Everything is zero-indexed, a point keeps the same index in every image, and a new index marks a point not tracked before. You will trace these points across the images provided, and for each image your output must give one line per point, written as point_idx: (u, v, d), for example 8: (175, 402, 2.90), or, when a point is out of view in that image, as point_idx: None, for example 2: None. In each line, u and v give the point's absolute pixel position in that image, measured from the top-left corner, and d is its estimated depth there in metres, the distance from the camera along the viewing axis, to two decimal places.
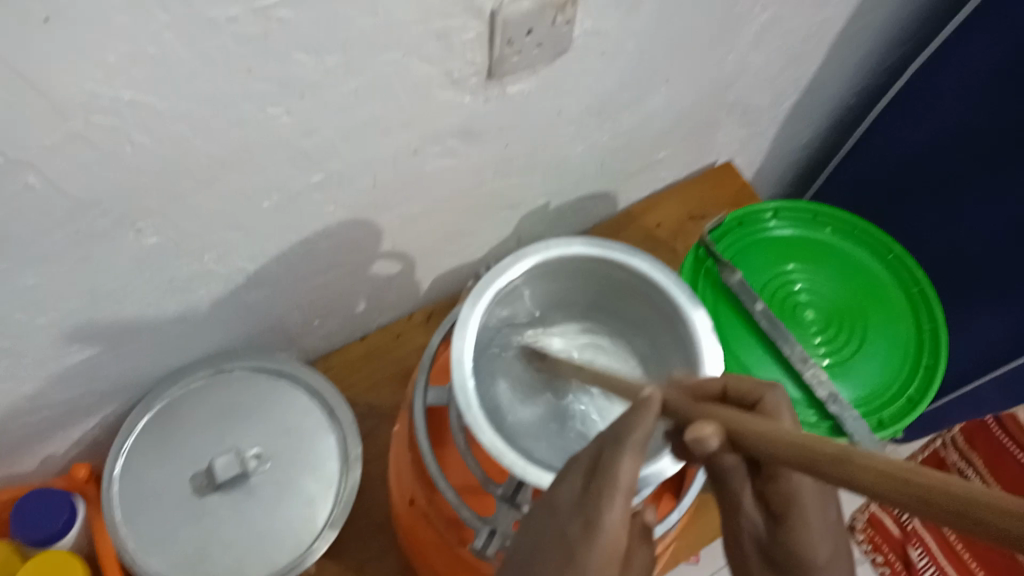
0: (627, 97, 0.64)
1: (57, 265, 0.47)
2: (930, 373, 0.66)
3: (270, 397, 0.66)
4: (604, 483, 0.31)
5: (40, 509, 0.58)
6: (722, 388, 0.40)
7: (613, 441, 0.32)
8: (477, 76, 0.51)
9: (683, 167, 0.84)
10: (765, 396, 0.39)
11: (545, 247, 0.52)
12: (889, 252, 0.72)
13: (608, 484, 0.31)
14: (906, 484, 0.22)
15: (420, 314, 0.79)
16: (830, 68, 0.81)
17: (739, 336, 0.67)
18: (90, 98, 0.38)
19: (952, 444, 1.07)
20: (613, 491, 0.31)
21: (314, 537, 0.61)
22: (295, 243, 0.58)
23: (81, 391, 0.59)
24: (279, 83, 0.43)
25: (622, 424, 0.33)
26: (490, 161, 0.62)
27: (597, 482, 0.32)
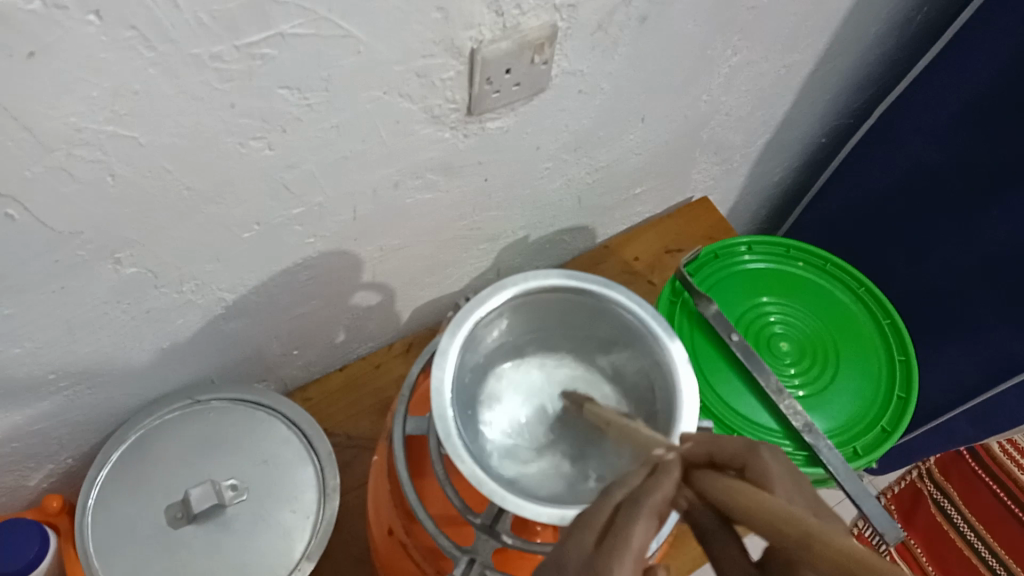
0: (604, 134, 0.66)
1: (34, 296, 0.47)
2: (902, 404, 0.67)
3: (248, 427, 0.66)
4: (616, 543, 0.30)
5: (10, 542, 0.57)
6: (708, 453, 0.35)
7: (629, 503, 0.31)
8: (457, 113, 0.52)
9: (660, 201, 0.85)
10: (751, 459, 0.33)
11: (524, 278, 0.53)
12: (860, 286, 0.74)
13: (620, 545, 0.30)
14: None
15: (399, 345, 0.79)
16: (803, 107, 0.83)
17: (715, 367, 0.67)
18: (72, 131, 0.39)
19: (928, 475, 1.09)
20: (625, 550, 0.29)
21: (291, 569, 0.60)
22: (275, 274, 0.58)
23: (54, 422, 0.58)
24: (262, 118, 0.44)
25: (640, 491, 0.32)
26: (470, 194, 0.62)
27: (607, 544, 0.30)
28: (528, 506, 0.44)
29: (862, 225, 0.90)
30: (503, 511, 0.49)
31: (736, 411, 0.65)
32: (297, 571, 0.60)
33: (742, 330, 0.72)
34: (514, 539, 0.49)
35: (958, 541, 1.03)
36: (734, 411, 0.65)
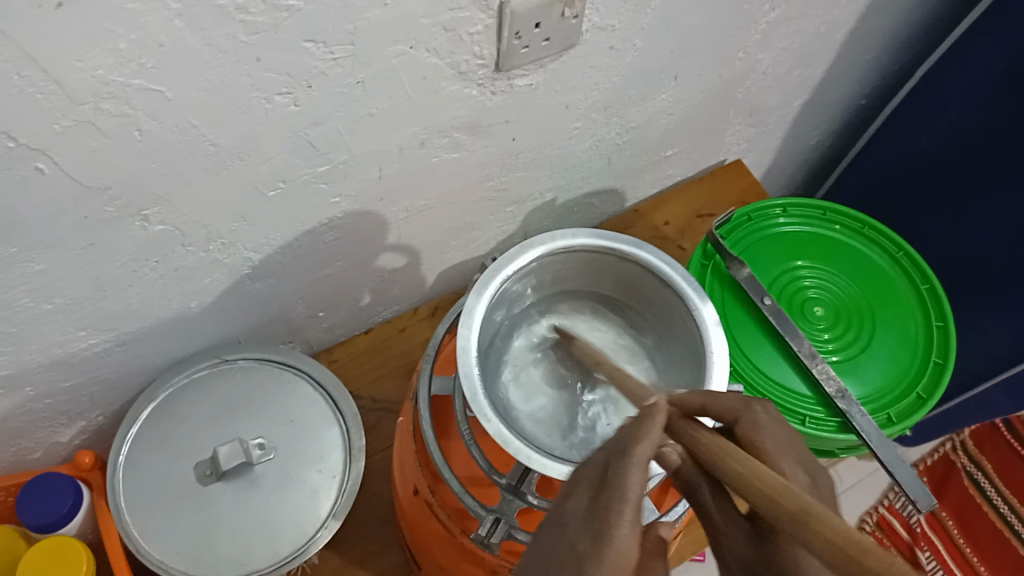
0: (635, 93, 0.64)
1: (63, 251, 0.47)
2: (939, 371, 0.66)
3: (274, 387, 0.66)
4: (613, 496, 0.28)
5: (45, 495, 0.58)
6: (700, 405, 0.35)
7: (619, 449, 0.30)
8: (484, 69, 0.51)
9: (691, 164, 0.83)
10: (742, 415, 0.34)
11: (551, 238, 0.52)
12: (899, 251, 0.72)
13: (619, 496, 0.28)
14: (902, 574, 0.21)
15: (425, 308, 0.79)
16: (842, 68, 0.80)
17: (746, 330, 0.66)
18: (100, 84, 0.38)
19: (962, 448, 1.07)
20: (623, 503, 0.28)
21: (318, 527, 0.61)
22: (301, 234, 0.58)
23: (86, 379, 0.59)
24: (287, 73, 0.43)
25: (627, 433, 0.31)
26: (497, 154, 0.61)
27: (605, 492, 0.29)
28: (553, 465, 0.44)
29: (897, 191, 0.87)
30: (529, 472, 0.48)
31: (769, 377, 0.64)
32: (323, 529, 0.61)
33: (776, 293, 0.70)
34: (539, 500, 0.47)
35: (991, 515, 1.02)
36: (767, 376, 0.64)
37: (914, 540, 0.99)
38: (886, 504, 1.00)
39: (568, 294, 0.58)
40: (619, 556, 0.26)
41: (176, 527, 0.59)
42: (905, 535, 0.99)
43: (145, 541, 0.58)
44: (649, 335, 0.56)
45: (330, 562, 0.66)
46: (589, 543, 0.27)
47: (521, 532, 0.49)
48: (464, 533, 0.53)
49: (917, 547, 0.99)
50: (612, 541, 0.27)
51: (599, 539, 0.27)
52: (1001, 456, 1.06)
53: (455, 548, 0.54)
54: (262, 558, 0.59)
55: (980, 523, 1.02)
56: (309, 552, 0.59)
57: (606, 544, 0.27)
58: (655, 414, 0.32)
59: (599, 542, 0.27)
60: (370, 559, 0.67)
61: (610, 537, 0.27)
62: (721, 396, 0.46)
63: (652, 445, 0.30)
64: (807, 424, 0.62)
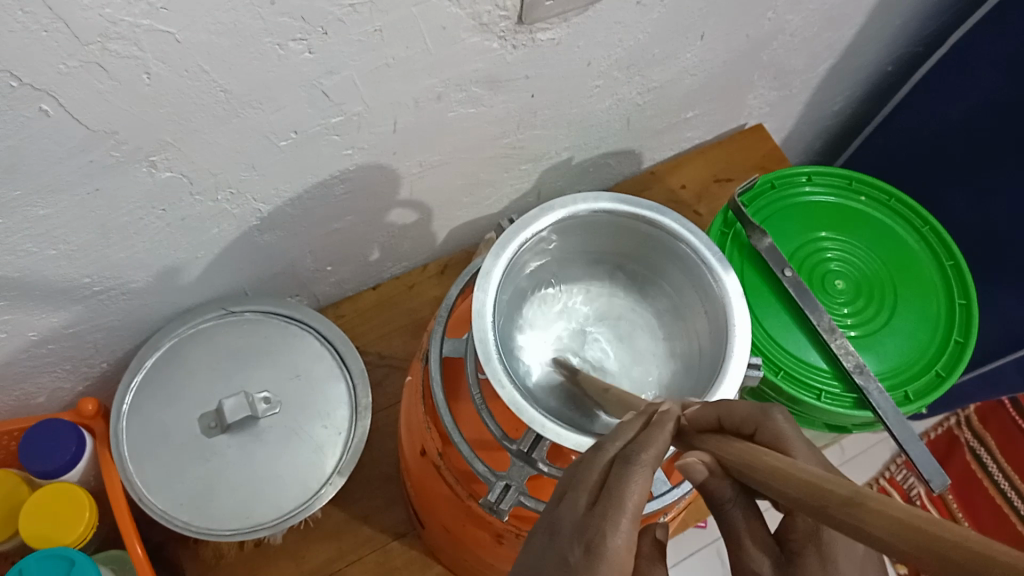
0: (659, 52, 0.62)
1: (68, 196, 0.45)
2: (960, 350, 0.65)
3: (281, 341, 0.65)
4: (611, 502, 0.31)
5: (48, 441, 0.57)
6: (716, 418, 0.37)
7: (622, 459, 0.33)
8: (507, 21, 0.49)
9: (711, 127, 0.81)
10: (763, 425, 0.36)
11: (572, 201, 0.50)
12: (925, 225, 0.70)
13: (615, 506, 0.30)
14: (918, 535, 0.22)
15: (434, 266, 0.77)
16: (872, 33, 0.77)
17: (763, 301, 0.65)
18: (107, 23, 0.36)
19: (967, 423, 1.06)
20: (620, 511, 0.30)
21: (323, 483, 0.61)
22: (312, 185, 0.56)
23: (90, 327, 0.58)
24: (303, 18, 0.41)
25: (632, 446, 0.34)
26: (515, 111, 0.59)
27: (601, 502, 0.31)
28: (566, 434, 0.43)
29: (919, 164, 0.85)
30: (541, 440, 0.47)
31: (786, 350, 0.63)
32: (328, 486, 0.61)
33: (796, 264, 0.69)
34: (551, 467, 0.47)
35: (989, 489, 1.03)
36: (783, 349, 0.63)
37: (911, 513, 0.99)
38: (886, 477, 0.99)
39: (587, 260, 0.56)
40: (610, 566, 0.29)
41: (181, 478, 0.59)
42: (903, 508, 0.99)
43: (147, 490, 0.58)
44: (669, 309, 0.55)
45: (333, 518, 0.66)
46: (581, 552, 0.30)
47: (530, 499, 0.48)
48: (472, 497, 0.52)
49: None
50: (605, 549, 0.29)
51: (590, 548, 0.29)
52: (1006, 430, 1.05)
53: (460, 511, 0.54)
54: (267, 512, 0.59)
55: (980, 497, 1.03)
56: (314, 508, 0.60)
57: (599, 554, 0.29)
58: (660, 429, 0.34)
59: (592, 553, 0.29)
60: (373, 515, 0.67)
61: (602, 547, 0.29)
62: (741, 369, 0.45)
63: (655, 454, 0.33)
64: (822, 399, 0.61)
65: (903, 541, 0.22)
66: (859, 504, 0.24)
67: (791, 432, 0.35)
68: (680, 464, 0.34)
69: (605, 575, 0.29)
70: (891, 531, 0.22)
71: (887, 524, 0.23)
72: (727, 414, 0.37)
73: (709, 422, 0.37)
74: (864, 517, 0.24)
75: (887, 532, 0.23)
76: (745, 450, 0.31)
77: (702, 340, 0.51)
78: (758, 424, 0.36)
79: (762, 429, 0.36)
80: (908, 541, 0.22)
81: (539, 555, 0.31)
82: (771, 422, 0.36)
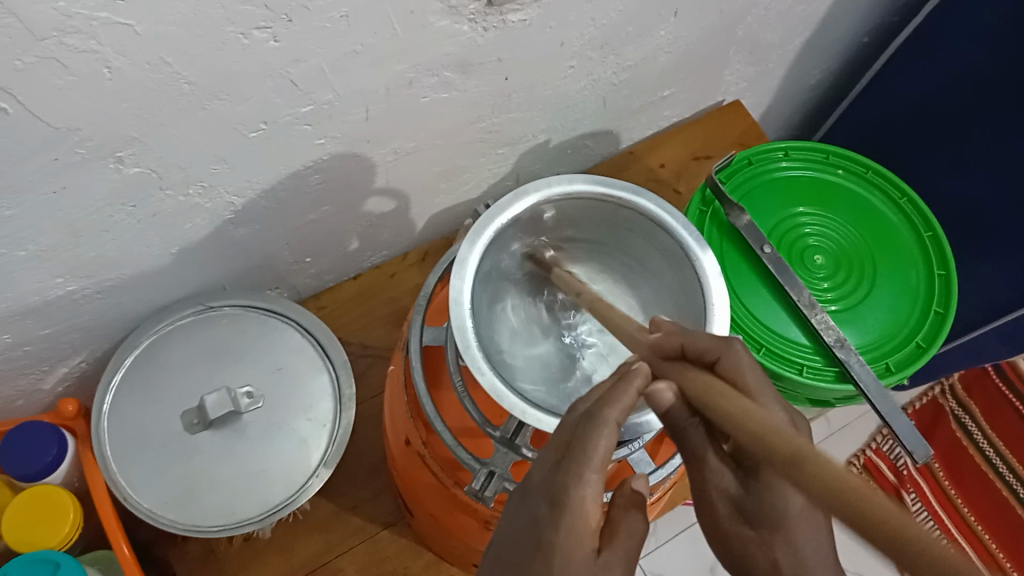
0: (632, 31, 0.61)
1: (34, 195, 0.45)
2: (940, 320, 0.65)
3: (261, 335, 0.64)
4: (576, 458, 0.34)
5: (28, 443, 0.57)
6: (679, 346, 0.41)
7: (587, 415, 0.35)
8: (476, 3, 0.48)
9: (688, 105, 0.81)
10: (725, 354, 0.41)
11: (547, 184, 0.50)
12: (902, 197, 0.70)
13: (578, 461, 0.33)
14: (842, 498, 0.24)
15: (415, 254, 0.76)
16: (846, 6, 0.77)
17: (743, 277, 0.65)
18: (62, 17, 0.35)
19: (951, 392, 1.07)
20: (583, 466, 0.33)
21: (309, 476, 0.60)
22: (285, 176, 0.55)
23: (66, 327, 0.57)
24: (265, 6, 0.40)
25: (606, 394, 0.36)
26: (489, 94, 0.59)
27: (566, 458, 0.34)
28: (548, 420, 0.43)
29: (897, 135, 0.85)
30: (523, 425, 0.47)
31: (767, 326, 0.63)
32: (314, 478, 0.60)
33: (775, 240, 0.69)
34: (534, 453, 0.47)
35: (976, 457, 1.04)
36: (764, 326, 0.63)
37: (899, 483, 1.00)
38: (873, 448, 1.00)
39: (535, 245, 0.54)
40: (576, 518, 0.33)
41: (165, 476, 0.59)
42: (891, 478, 1.00)
43: (133, 491, 0.58)
44: (643, 287, 0.55)
45: (321, 509, 0.66)
46: (548, 510, 0.33)
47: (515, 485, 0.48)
48: (457, 485, 0.52)
49: (902, 490, 1.00)
50: (567, 503, 0.33)
51: (556, 505, 0.33)
52: (992, 398, 1.07)
53: (446, 499, 0.54)
54: (253, 506, 0.59)
55: (967, 464, 1.04)
56: (301, 500, 0.59)
57: (563, 509, 0.33)
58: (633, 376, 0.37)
59: (557, 507, 0.33)
60: (361, 506, 0.67)
61: (566, 500, 0.33)
62: None
63: (619, 410, 0.35)
64: (804, 373, 0.62)
65: (830, 500, 0.25)
66: (800, 461, 0.27)
67: (746, 362, 0.40)
68: (648, 391, 0.39)
69: (570, 527, 0.32)
70: (822, 491, 0.25)
71: (819, 486, 0.25)
72: (689, 344, 0.41)
73: (673, 349, 0.41)
74: (803, 473, 0.26)
75: (818, 493, 0.25)
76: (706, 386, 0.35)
77: (680, 316, 0.51)
78: (718, 355, 0.41)
79: (722, 358, 0.40)
80: (838, 510, 0.24)
81: (515, 514, 0.35)
82: (729, 354, 0.40)
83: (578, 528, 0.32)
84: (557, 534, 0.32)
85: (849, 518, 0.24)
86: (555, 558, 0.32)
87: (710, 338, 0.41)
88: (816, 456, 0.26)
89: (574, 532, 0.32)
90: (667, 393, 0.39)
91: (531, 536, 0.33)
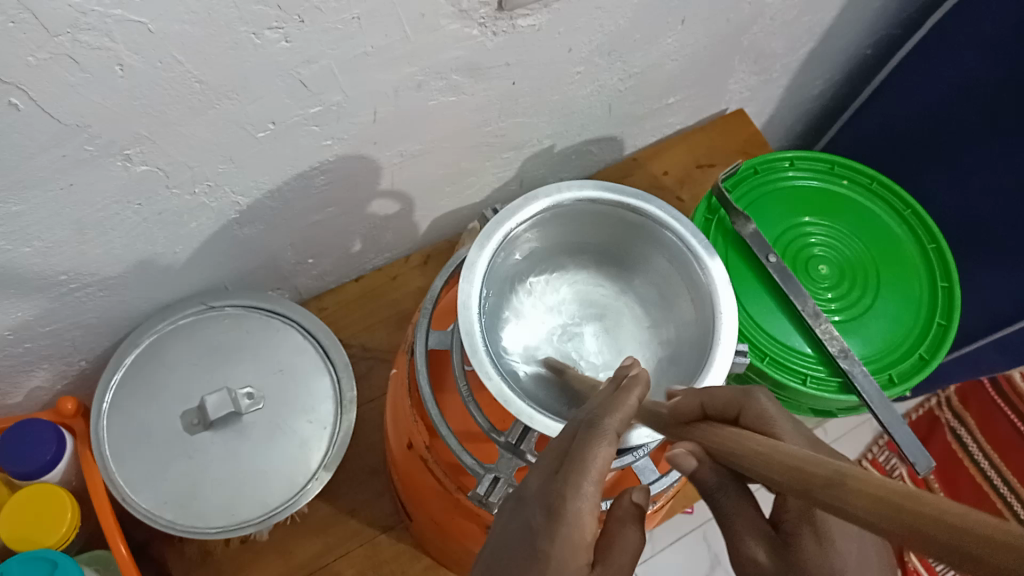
0: (640, 37, 0.61)
1: (40, 192, 0.44)
2: (943, 332, 0.65)
3: (263, 336, 0.64)
4: (574, 469, 0.33)
5: (27, 441, 0.56)
6: (699, 404, 0.38)
7: (586, 425, 0.35)
8: (487, 7, 0.48)
9: (692, 113, 0.81)
10: (745, 405, 0.39)
11: (557, 190, 0.50)
12: (907, 208, 0.70)
13: (577, 470, 0.33)
14: (899, 510, 0.22)
15: (417, 256, 0.76)
16: (851, 17, 0.77)
17: (748, 287, 0.65)
18: (77, 14, 0.35)
19: (947, 404, 1.08)
20: (581, 476, 0.33)
21: (308, 478, 0.60)
22: (291, 177, 0.55)
23: (67, 324, 0.57)
24: (278, 6, 0.40)
25: (602, 407, 0.36)
26: (496, 98, 0.59)
27: (564, 468, 0.33)
28: (556, 426, 0.43)
29: (900, 146, 0.86)
30: (529, 431, 0.47)
31: (770, 334, 0.63)
32: (314, 480, 0.60)
33: (780, 250, 0.69)
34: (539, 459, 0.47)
35: (970, 469, 1.04)
36: (767, 334, 0.63)
37: None
38: (869, 458, 1.02)
39: (524, 260, 0.54)
40: (572, 529, 0.31)
41: (163, 476, 0.58)
42: None
43: (131, 490, 0.58)
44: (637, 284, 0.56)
45: (320, 512, 0.66)
46: (543, 518, 0.32)
47: None
48: (460, 490, 0.52)
49: None
50: (565, 513, 0.32)
51: (552, 513, 0.32)
52: (985, 408, 1.06)
53: (448, 505, 0.54)
54: (251, 509, 0.58)
55: (962, 476, 1.05)
56: (300, 503, 0.59)
57: (559, 517, 0.31)
58: (631, 387, 0.37)
59: (552, 516, 0.31)
60: (361, 509, 0.67)
61: (563, 509, 0.32)
62: (727, 357, 0.45)
63: (619, 420, 0.35)
64: (808, 383, 0.62)
65: (886, 520, 0.22)
66: (839, 483, 0.25)
67: (773, 411, 0.38)
68: (669, 457, 0.35)
69: (567, 536, 0.31)
70: (872, 507, 0.23)
71: (867, 501, 0.23)
72: (709, 401, 0.39)
73: (693, 408, 0.38)
74: (845, 496, 0.24)
75: (870, 509, 0.23)
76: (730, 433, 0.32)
77: (687, 321, 0.51)
78: (740, 406, 0.39)
79: (746, 410, 0.39)
80: (893, 518, 0.22)
81: (507, 522, 0.33)
82: (753, 403, 0.39)
83: (575, 538, 0.31)
84: (551, 542, 0.31)
85: (906, 527, 0.22)
86: (549, 567, 0.30)
87: (731, 389, 0.39)
88: (857, 474, 0.25)
89: (570, 543, 0.31)
90: (689, 457, 0.35)
91: (524, 547, 0.31)
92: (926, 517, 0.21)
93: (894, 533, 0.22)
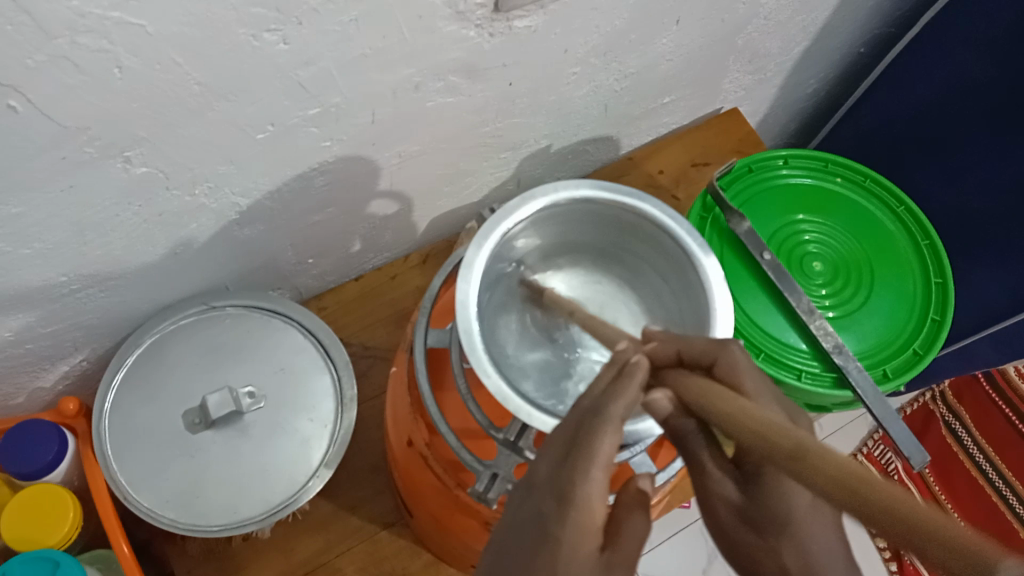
0: (635, 38, 0.62)
1: (40, 193, 0.45)
2: (936, 327, 0.66)
3: (263, 335, 0.65)
4: (581, 455, 0.33)
5: (29, 442, 0.57)
6: (676, 353, 0.41)
7: (592, 413, 0.35)
8: (484, 9, 0.49)
9: (688, 113, 0.82)
10: (719, 357, 0.40)
11: (553, 189, 0.50)
12: (900, 205, 0.71)
13: (585, 457, 0.33)
14: (852, 491, 0.24)
15: (416, 256, 0.77)
16: (844, 16, 0.78)
17: (744, 284, 0.66)
18: (75, 16, 0.36)
19: (941, 397, 1.09)
20: (589, 462, 0.33)
21: (310, 476, 0.61)
22: (290, 177, 0.56)
23: (68, 325, 0.57)
24: (276, 8, 0.40)
25: (607, 390, 0.36)
26: (494, 99, 0.59)
27: (572, 454, 0.34)
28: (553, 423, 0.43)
29: (893, 144, 0.86)
30: (527, 428, 0.48)
31: (766, 331, 0.64)
32: (315, 478, 0.61)
33: (775, 247, 0.70)
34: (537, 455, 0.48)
35: (965, 462, 1.06)
36: (763, 330, 0.64)
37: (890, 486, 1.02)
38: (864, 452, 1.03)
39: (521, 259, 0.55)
40: (582, 514, 0.32)
41: (165, 474, 0.59)
42: None
43: (133, 489, 0.58)
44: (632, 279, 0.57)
45: (322, 509, 0.66)
46: (554, 505, 0.33)
47: None
48: (460, 486, 0.53)
49: None
50: (575, 500, 0.32)
51: (563, 501, 0.32)
52: (981, 402, 1.05)
53: (447, 501, 0.55)
54: (253, 507, 0.59)
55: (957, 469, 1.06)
56: (301, 501, 0.59)
57: (570, 504, 0.32)
58: (631, 372, 0.37)
59: (563, 503, 0.32)
60: (361, 505, 0.67)
61: (573, 496, 0.32)
62: None
63: (624, 404, 0.35)
64: (803, 379, 0.63)
65: (841, 496, 0.25)
66: (802, 456, 0.27)
67: (742, 363, 0.40)
68: (645, 401, 0.39)
69: (577, 522, 0.32)
70: (828, 484, 0.25)
71: (825, 479, 0.25)
72: (686, 350, 0.41)
73: (669, 357, 0.40)
74: (806, 469, 0.26)
75: (827, 485, 0.25)
76: (703, 388, 0.35)
77: (682, 317, 0.52)
78: (715, 357, 0.40)
79: (719, 360, 0.40)
80: (845, 499, 0.25)
81: (519, 507, 0.34)
82: (727, 355, 0.40)
83: (585, 524, 0.32)
84: (561, 529, 0.31)
85: (858, 509, 0.24)
86: (559, 553, 0.31)
87: (706, 339, 0.41)
88: (817, 450, 0.27)
89: (581, 529, 0.31)
90: (663, 400, 0.39)
91: (534, 533, 0.32)
92: (872, 501, 0.24)
93: (843, 506, 0.25)
